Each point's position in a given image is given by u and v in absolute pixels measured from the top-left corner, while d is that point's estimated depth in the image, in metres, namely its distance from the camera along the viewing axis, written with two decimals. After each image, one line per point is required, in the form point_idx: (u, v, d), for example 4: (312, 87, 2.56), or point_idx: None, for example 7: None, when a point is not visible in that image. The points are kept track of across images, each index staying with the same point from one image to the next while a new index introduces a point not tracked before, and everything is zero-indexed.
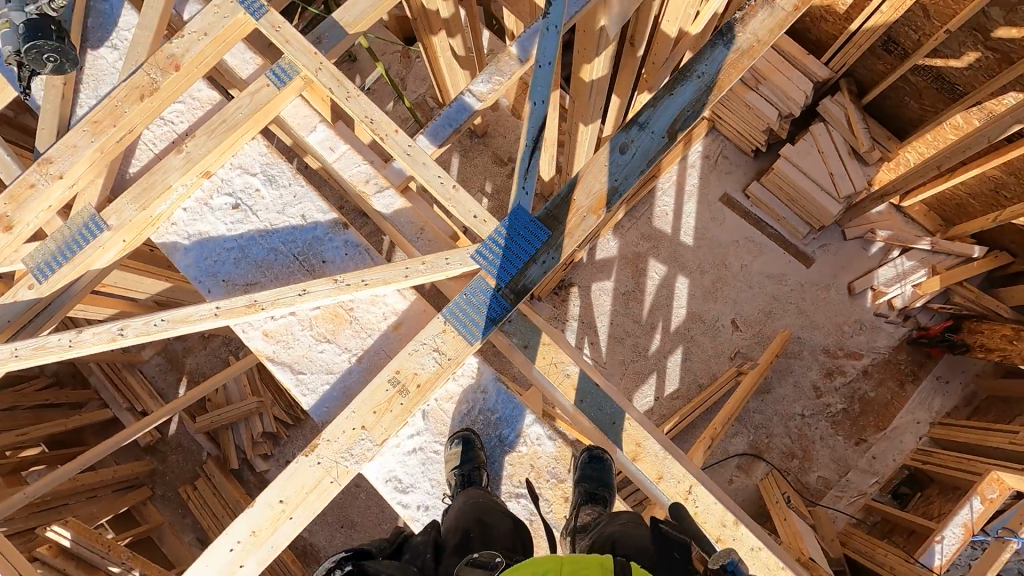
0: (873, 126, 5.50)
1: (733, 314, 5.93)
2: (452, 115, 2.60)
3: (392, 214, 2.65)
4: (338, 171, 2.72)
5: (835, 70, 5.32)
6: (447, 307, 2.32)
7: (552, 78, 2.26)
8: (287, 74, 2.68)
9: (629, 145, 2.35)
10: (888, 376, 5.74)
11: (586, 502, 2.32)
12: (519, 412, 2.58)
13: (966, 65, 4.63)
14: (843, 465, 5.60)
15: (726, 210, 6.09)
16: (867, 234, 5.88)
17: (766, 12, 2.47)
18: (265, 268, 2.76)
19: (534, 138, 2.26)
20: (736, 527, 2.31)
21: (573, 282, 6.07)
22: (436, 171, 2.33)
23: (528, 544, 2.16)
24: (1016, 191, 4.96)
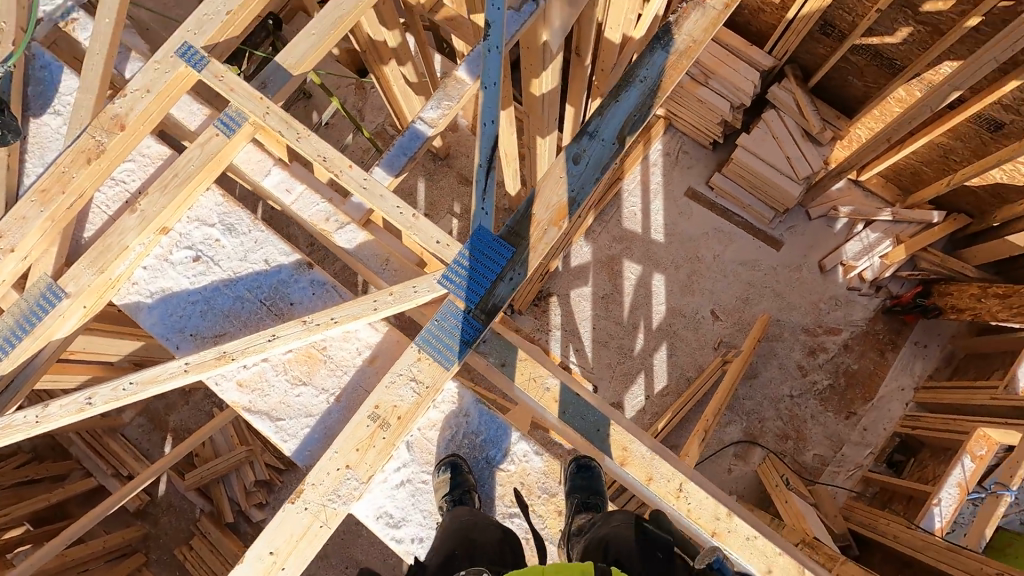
0: (822, 108, 5.67)
1: (712, 304, 6.00)
2: (407, 144, 2.61)
3: (355, 248, 2.64)
4: (297, 212, 2.71)
5: (780, 57, 5.48)
6: (420, 334, 2.32)
7: (500, 98, 2.29)
8: (236, 121, 2.66)
9: (582, 155, 2.38)
10: (869, 347, 5.84)
11: (581, 511, 2.31)
12: (503, 431, 2.58)
13: (900, 41, 4.72)
14: (836, 440, 5.66)
15: (691, 203, 6.19)
16: (830, 212, 6.02)
17: (698, 13, 2.53)
18: (232, 317, 2.73)
19: (488, 158, 2.29)
20: (730, 519, 2.30)
21: (551, 292, 6.10)
22: (395, 203, 2.35)
23: (518, 553, 2.17)
24: (964, 155, 5.13)
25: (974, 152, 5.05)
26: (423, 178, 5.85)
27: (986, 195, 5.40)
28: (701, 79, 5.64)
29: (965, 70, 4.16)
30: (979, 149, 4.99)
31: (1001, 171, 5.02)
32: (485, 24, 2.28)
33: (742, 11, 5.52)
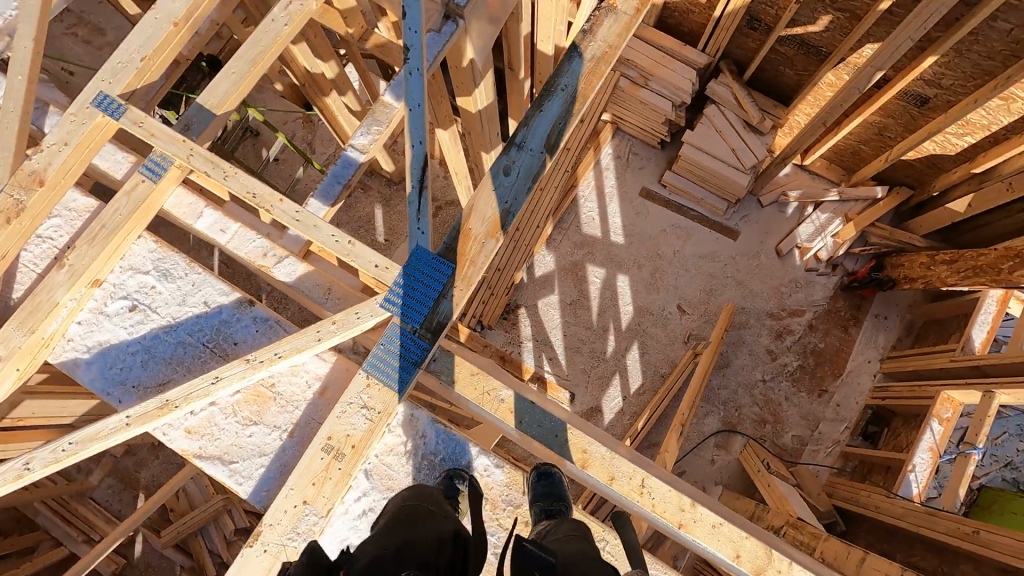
0: (759, 99, 5.80)
1: (677, 299, 6.09)
2: (339, 172, 2.65)
3: (296, 281, 2.63)
4: (234, 250, 2.69)
5: (713, 54, 5.62)
6: (367, 360, 2.31)
7: (425, 119, 2.30)
8: (161, 165, 2.66)
9: (512, 168, 2.35)
10: (832, 325, 5.98)
11: (542, 519, 2.24)
12: (464, 449, 2.49)
13: (823, 29, 4.89)
14: (812, 419, 5.75)
15: (646, 203, 6.30)
16: (780, 198, 6.18)
17: (611, 19, 2.53)
18: (175, 364, 2.68)
19: (420, 179, 2.30)
20: (694, 508, 2.27)
21: (519, 304, 6.11)
22: (330, 232, 2.33)
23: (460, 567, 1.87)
24: (897, 131, 5.32)
25: (907, 127, 5.25)
26: (380, 205, 5.86)
27: (923, 167, 5.60)
28: (641, 81, 5.77)
29: (884, 52, 4.32)
30: (911, 124, 5.20)
31: (934, 143, 5.22)
32: (404, 47, 2.29)
33: (672, 13, 5.66)
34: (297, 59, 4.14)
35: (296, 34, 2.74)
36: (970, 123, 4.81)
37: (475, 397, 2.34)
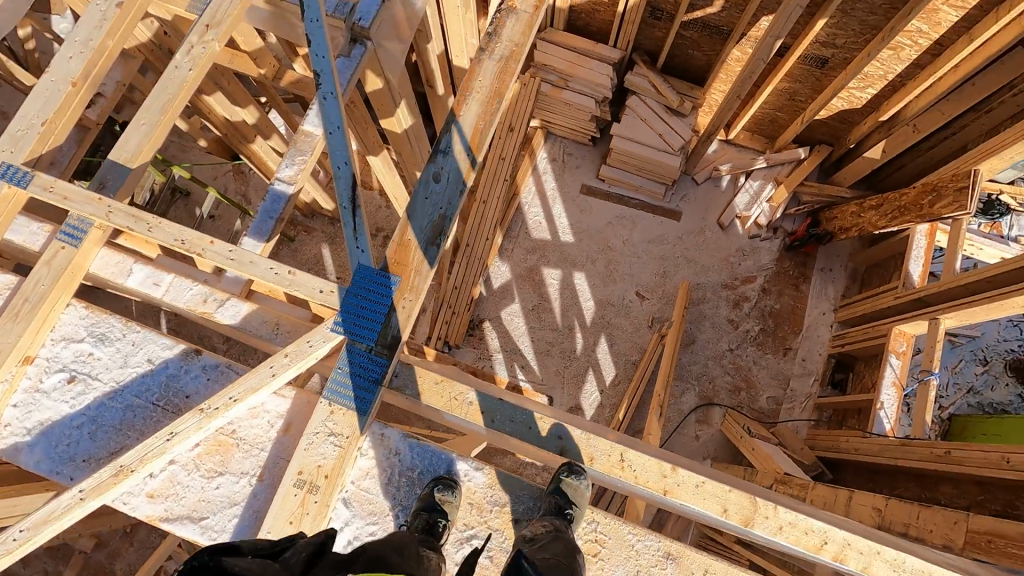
0: (675, 83, 6.02)
1: (635, 286, 6.21)
2: (269, 208, 2.59)
3: (241, 321, 2.58)
4: (171, 302, 2.60)
5: (624, 49, 5.82)
6: (327, 387, 2.26)
7: (346, 140, 2.30)
8: (80, 228, 2.58)
9: (441, 174, 2.35)
10: (784, 285, 6.20)
11: (550, 515, 2.08)
12: (441, 459, 2.37)
13: (720, 9, 5.12)
14: (782, 378, 5.92)
15: (588, 199, 6.44)
16: (713, 173, 6.42)
17: (512, 19, 2.59)
18: (126, 429, 2.56)
19: (350, 199, 2.27)
20: (676, 472, 2.17)
21: (483, 318, 6.11)
22: (268, 265, 2.27)
23: None
24: (807, 94, 5.63)
25: (814, 89, 5.55)
26: (327, 244, 5.80)
27: (836, 123, 5.93)
28: (561, 84, 5.94)
29: (779, 22, 4.54)
30: (817, 86, 5.50)
31: (841, 99, 5.54)
32: (314, 73, 2.30)
33: (579, 15, 5.84)
34: (215, 109, 4.09)
35: (201, 77, 2.67)
36: (868, 75, 5.14)
37: (445, 406, 2.28)
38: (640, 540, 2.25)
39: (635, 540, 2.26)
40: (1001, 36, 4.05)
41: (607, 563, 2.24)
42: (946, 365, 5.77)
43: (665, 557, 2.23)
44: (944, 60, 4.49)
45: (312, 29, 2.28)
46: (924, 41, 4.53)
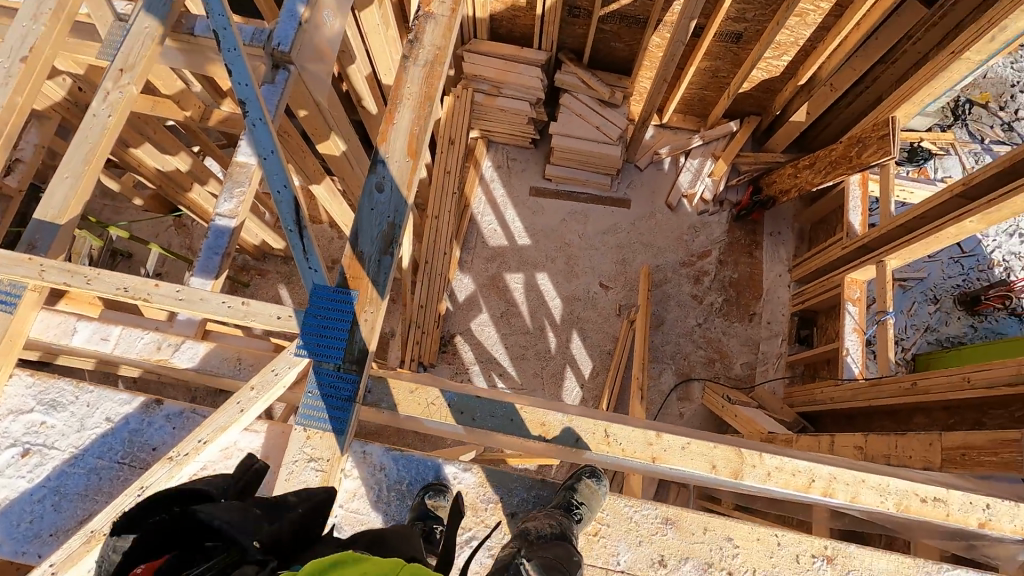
0: (603, 76, 6.19)
1: (597, 278, 6.29)
2: (214, 243, 2.54)
3: (201, 362, 2.43)
4: (123, 354, 2.46)
5: (549, 49, 5.94)
6: (299, 413, 2.10)
7: (283, 163, 2.24)
8: (13, 293, 2.42)
9: (384, 183, 2.23)
10: (739, 254, 6.38)
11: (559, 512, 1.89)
12: (427, 466, 2.33)
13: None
14: (752, 343, 6.08)
15: (538, 200, 6.52)
16: (653, 157, 6.61)
17: (431, 24, 2.46)
18: (93, 493, 2.43)
19: (295, 220, 2.19)
20: (661, 437, 2.08)
21: (454, 333, 6.09)
22: (220, 299, 2.15)
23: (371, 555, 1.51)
24: (728, 69, 5.87)
25: (734, 63, 5.79)
26: (284, 283, 5.68)
27: (760, 93, 6.20)
28: (494, 91, 6.02)
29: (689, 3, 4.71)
30: (737, 60, 5.74)
31: (761, 70, 5.80)
32: (239, 101, 2.24)
33: (500, 23, 5.96)
34: (144, 161, 3.97)
35: (123, 122, 2.61)
36: (781, 44, 5.39)
37: (422, 413, 2.14)
38: (637, 510, 2.05)
39: (630, 510, 2.06)
40: None
41: (609, 539, 2.02)
42: (901, 309, 6.03)
43: (664, 522, 2.04)
44: (846, 18, 4.74)
45: (231, 59, 2.24)
46: (825, 4, 4.78)
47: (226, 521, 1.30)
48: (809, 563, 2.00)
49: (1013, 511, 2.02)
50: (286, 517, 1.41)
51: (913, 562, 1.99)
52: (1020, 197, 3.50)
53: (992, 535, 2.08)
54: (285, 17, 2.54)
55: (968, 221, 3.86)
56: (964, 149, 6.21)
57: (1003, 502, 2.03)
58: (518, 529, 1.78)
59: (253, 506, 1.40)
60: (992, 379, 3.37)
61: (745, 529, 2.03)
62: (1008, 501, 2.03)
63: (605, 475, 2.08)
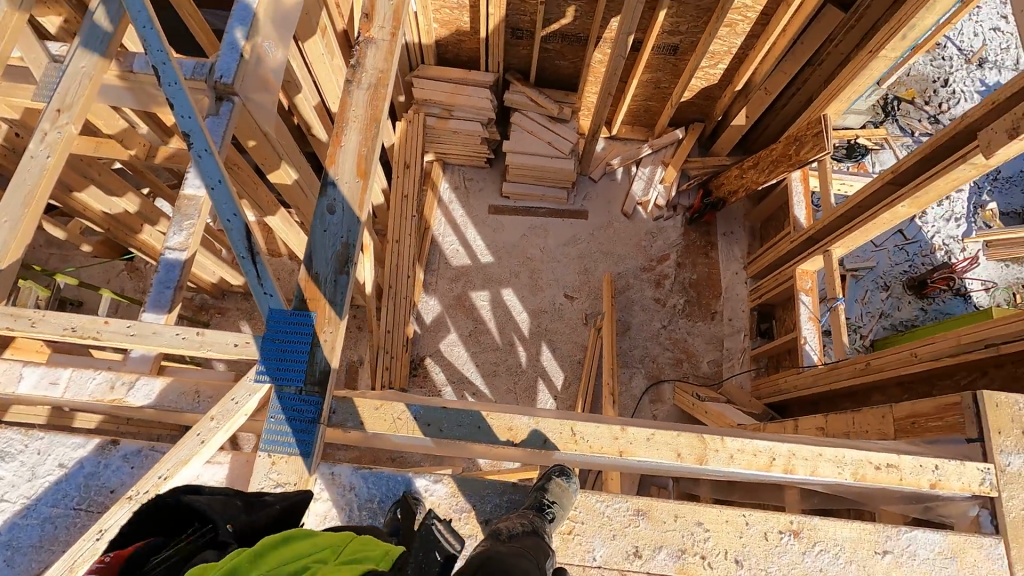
0: (551, 94, 6.36)
1: (562, 289, 6.38)
2: (165, 277, 2.49)
3: (157, 399, 2.26)
4: (74, 398, 2.23)
5: (496, 71, 6.08)
6: (262, 439, 2.04)
7: (231, 192, 2.23)
8: None
9: (335, 205, 2.25)
10: (696, 255, 6.58)
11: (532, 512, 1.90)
12: (397, 480, 2.19)
13: (572, 19, 5.49)
14: (716, 340, 6.24)
15: (497, 217, 6.61)
16: (606, 168, 6.80)
17: (373, 48, 2.52)
18: (50, 543, 2.32)
19: (247, 247, 2.17)
20: (625, 430, 2.13)
21: (423, 355, 6.06)
22: (174, 331, 2.13)
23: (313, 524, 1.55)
24: (669, 80, 6.12)
25: (674, 74, 6.05)
26: (245, 319, 5.58)
27: (701, 101, 6.48)
28: (445, 114, 6.12)
29: (626, 20, 4.92)
30: (676, 71, 5.99)
31: (699, 79, 6.07)
32: (182, 133, 2.23)
33: (447, 48, 6.09)
34: (89, 205, 3.88)
35: (63, 162, 2.57)
36: (715, 53, 5.67)
37: (389, 428, 2.14)
38: (609, 504, 2.07)
39: (602, 505, 2.07)
40: None
41: (584, 536, 2.03)
42: (856, 298, 6.29)
43: (636, 514, 2.06)
44: (772, 26, 5.02)
45: (172, 93, 2.24)
46: (751, 14, 5.06)
47: (208, 503, 1.43)
48: (777, 540, 2.03)
49: (959, 469, 2.14)
50: (263, 508, 1.50)
51: (874, 528, 2.06)
52: (941, 180, 3.75)
53: (944, 494, 2.18)
54: (226, 51, 2.60)
55: (900, 206, 4.10)
56: (897, 142, 6.58)
57: (949, 462, 2.15)
58: (490, 530, 1.80)
59: (235, 498, 1.51)
60: (935, 351, 3.53)
61: (713, 513, 2.06)
62: (954, 461, 2.15)
63: (574, 473, 2.12)
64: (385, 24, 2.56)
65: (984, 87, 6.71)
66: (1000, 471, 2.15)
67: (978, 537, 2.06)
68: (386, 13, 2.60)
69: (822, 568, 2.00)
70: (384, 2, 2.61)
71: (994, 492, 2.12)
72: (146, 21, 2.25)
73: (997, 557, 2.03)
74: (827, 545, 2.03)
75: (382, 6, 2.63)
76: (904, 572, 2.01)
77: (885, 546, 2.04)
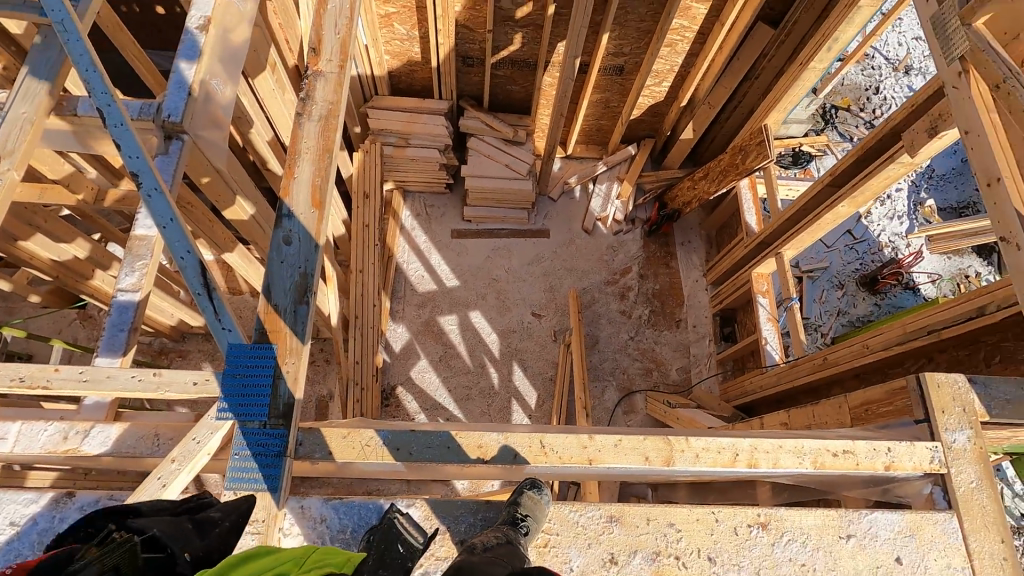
0: (505, 118, 6.51)
1: (529, 308, 6.44)
2: (118, 320, 2.43)
3: (114, 445, 2.19)
4: (25, 452, 2.13)
5: (450, 98, 6.20)
6: (227, 476, 2.00)
7: (184, 229, 2.21)
8: None
9: (291, 236, 2.25)
10: (657, 266, 6.75)
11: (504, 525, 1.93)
12: (369, 508, 2.16)
13: (520, 46, 5.67)
14: (683, 348, 6.38)
15: (460, 241, 6.67)
16: (564, 187, 6.96)
17: (322, 81, 2.56)
18: None
19: (202, 283, 2.15)
20: (594, 438, 2.16)
21: (394, 384, 6.00)
22: (129, 374, 2.08)
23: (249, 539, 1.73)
24: (618, 99, 6.35)
25: (622, 93, 6.28)
26: (208, 360, 5.43)
27: (650, 118, 6.74)
28: (402, 143, 6.19)
29: (571, 44, 5.11)
30: (623, 90, 6.22)
31: (646, 96, 6.32)
32: (130, 173, 2.21)
33: (400, 78, 6.19)
34: (36, 253, 3.75)
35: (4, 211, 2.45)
36: (659, 72, 5.92)
37: (358, 456, 2.12)
38: (582, 513, 2.10)
39: (575, 515, 2.10)
40: (742, 14, 4.87)
41: (560, 548, 2.04)
42: (813, 298, 6.55)
43: (609, 520, 2.08)
44: (709, 44, 5.29)
45: (118, 134, 2.21)
46: (689, 33, 5.33)
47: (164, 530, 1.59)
48: (746, 534, 2.08)
49: (910, 450, 2.25)
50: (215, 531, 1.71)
51: (837, 513, 2.14)
52: (875, 180, 3.98)
53: (899, 476, 2.29)
54: (173, 90, 2.60)
55: (840, 206, 4.32)
56: (838, 148, 6.93)
57: (900, 444, 2.25)
58: (466, 544, 1.84)
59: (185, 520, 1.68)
60: (884, 341, 3.69)
61: (684, 512, 2.10)
62: (905, 442, 2.26)
63: (546, 486, 2.14)
64: (333, 57, 2.61)
65: (912, 92, 7.16)
66: (948, 448, 2.27)
67: (932, 513, 2.16)
68: (333, 46, 2.64)
69: (791, 558, 2.06)
70: (331, 36, 2.66)
71: (943, 469, 2.24)
72: (89, 64, 2.24)
73: (952, 532, 2.13)
74: (794, 534, 2.09)
75: (329, 41, 2.68)
76: (867, 553, 2.09)
77: (848, 530, 2.12)
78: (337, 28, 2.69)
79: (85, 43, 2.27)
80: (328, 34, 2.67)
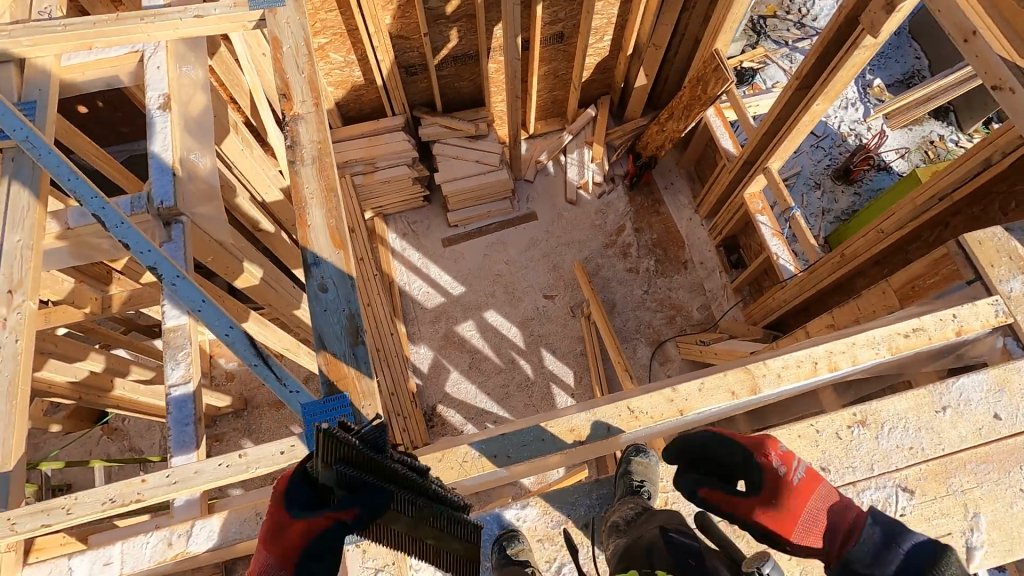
0: (461, 115, 6.48)
1: (539, 292, 6.43)
2: (180, 416, 2.38)
3: (221, 536, 2.16)
4: (135, 570, 2.10)
5: (403, 111, 6.15)
6: None
7: (219, 306, 2.16)
8: None
9: (326, 282, 2.19)
10: (648, 216, 6.79)
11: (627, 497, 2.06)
12: (485, 521, 2.15)
13: (458, 40, 5.63)
14: (697, 286, 6.44)
15: (453, 248, 6.63)
16: (537, 167, 6.95)
17: (303, 123, 2.49)
18: None
19: (256, 353, 2.11)
20: (677, 390, 2.17)
21: (434, 404, 5.98)
22: (215, 463, 2.04)
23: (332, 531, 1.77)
24: (564, 65, 6.39)
25: (568, 59, 6.30)
26: (247, 435, 5.37)
27: (600, 75, 6.76)
28: (370, 169, 6.15)
29: (510, 24, 5.08)
30: (568, 55, 6.25)
31: (591, 55, 6.33)
32: (149, 268, 2.17)
33: (349, 107, 6.12)
34: (54, 379, 3.66)
35: (33, 343, 2.38)
36: (598, 28, 5.94)
37: (460, 474, 2.11)
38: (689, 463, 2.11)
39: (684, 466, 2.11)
40: None
41: None
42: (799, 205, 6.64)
43: None
44: None
45: (123, 232, 2.16)
46: None
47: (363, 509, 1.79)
48: (849, 435, 2.11)
49: (973, 311, 2.29)
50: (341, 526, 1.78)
51: (926, 391, 2.17)
52: (843, 72, 4.03)
53: (970, 338, 2.33)
54: (157, 175, 2.58)
55: (816, 106, 4.37)
56: (777, 55, 6.99)
57: (962, 307, 2.30)
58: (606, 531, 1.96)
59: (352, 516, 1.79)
60: (897, 221, 3.74)
61: (785, 433, 2.12)
62: (966, 305, 2.30)
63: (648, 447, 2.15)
64: (306, 97, 2.53)
65: None
66: (1008, 299, 2.31)
67: (1013, 363, 2.21)
68: (302, 86, 2.56)
69: (898, 445, 2.09)
70: (296, 77, 2.57)
71: (1010, 319, 2.28)
72: (70, 172, 2.18)
73: None
74: (893, 422, 2.13)
75: (296, 81, 2.58)
76: (966, 419, 2.13)
77: (942, 403, 2.15)
78: (299, 67, 2.60)
79: (56, 153, 2.22)
80: (293, 75, 2.57)
